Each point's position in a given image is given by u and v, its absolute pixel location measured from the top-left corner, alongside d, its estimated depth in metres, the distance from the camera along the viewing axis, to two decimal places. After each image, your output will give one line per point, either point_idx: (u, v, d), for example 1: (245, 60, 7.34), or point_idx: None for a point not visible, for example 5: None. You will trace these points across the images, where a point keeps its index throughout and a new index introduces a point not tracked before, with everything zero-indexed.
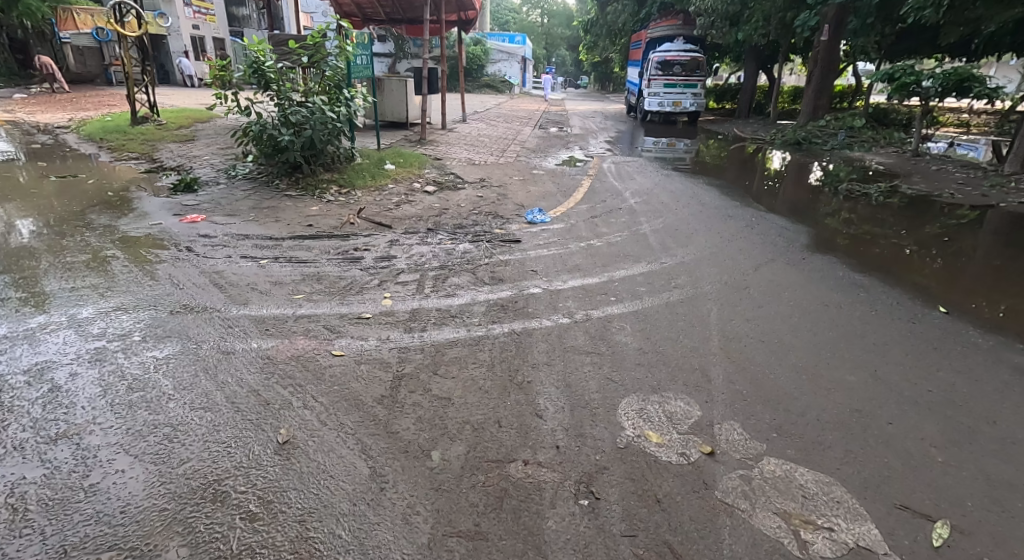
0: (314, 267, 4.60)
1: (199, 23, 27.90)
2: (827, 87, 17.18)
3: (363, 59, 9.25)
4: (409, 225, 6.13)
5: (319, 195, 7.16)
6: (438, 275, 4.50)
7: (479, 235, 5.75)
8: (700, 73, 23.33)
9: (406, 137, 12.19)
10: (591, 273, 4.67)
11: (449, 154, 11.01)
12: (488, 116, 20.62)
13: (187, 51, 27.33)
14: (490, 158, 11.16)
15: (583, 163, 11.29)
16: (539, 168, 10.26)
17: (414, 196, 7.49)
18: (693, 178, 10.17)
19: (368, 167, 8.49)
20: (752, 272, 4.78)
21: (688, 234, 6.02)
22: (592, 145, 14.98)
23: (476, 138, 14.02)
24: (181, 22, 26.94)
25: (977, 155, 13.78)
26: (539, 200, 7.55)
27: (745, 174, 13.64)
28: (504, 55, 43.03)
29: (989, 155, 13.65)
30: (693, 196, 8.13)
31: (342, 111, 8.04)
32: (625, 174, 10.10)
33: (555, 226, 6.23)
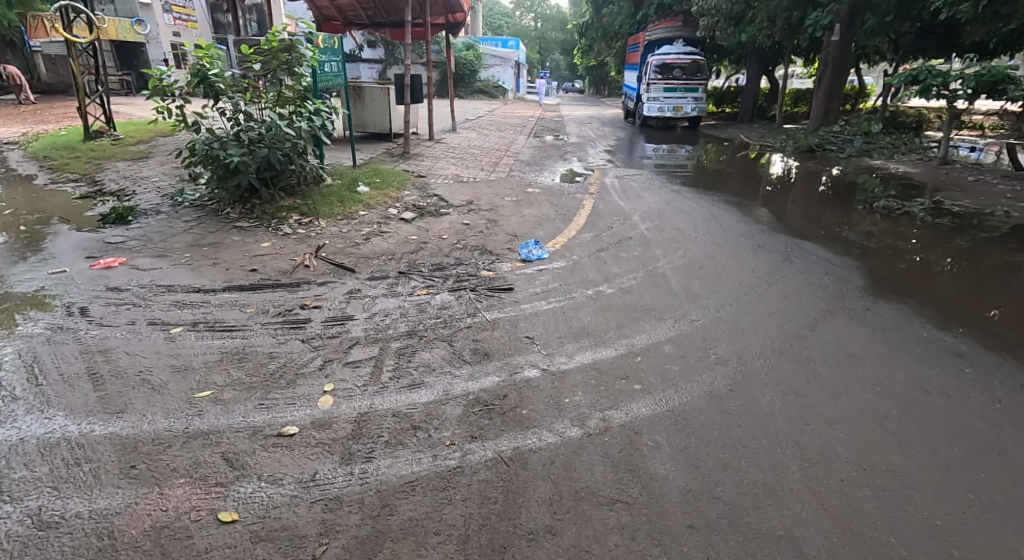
0: (240, 339, 3.52)
1: (180, 30, 26.86)
2: (839, 90, 16.27)
3: (333, 65, 8.13)
4: (377, 266, 5.08)
5: (275, 227, 6.09)
6: (402, 350, 3.43)
7: (461, 282, 4.68)
8: (701, 76, 22.38)
9: (388, 151, 11.11)
10: (604, 340, 3.59)
11: (435, 170, 9.97)
12: (480, 124, 19.58)
13: (167, 60, 26.28)
14: (480, 174, 10.13)
15: (583, 178, 10.25)
16: (534, 185, 9.23)
17: (389, 225, 6.45)
18: (705, 194, 9.14)
19: (336, 191, 7.42)
20: (809, 333, 3.71)
21: (716, 274, 4.94)
22: (591, 156, 13.95)
23: (466, 150, 12.99)
24: (161, 29, 25.91)
25: (978, 156, 13.35)
26: (535, 228, 6.51)
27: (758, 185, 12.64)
28: (498, 59, 42.03)
29: (992, 155, 13.13)
30: (710, 219, 7.09)
31: (304, 125, 6.94)
32: (630, 191, 9.06)
33: (554, 264, 5.15)
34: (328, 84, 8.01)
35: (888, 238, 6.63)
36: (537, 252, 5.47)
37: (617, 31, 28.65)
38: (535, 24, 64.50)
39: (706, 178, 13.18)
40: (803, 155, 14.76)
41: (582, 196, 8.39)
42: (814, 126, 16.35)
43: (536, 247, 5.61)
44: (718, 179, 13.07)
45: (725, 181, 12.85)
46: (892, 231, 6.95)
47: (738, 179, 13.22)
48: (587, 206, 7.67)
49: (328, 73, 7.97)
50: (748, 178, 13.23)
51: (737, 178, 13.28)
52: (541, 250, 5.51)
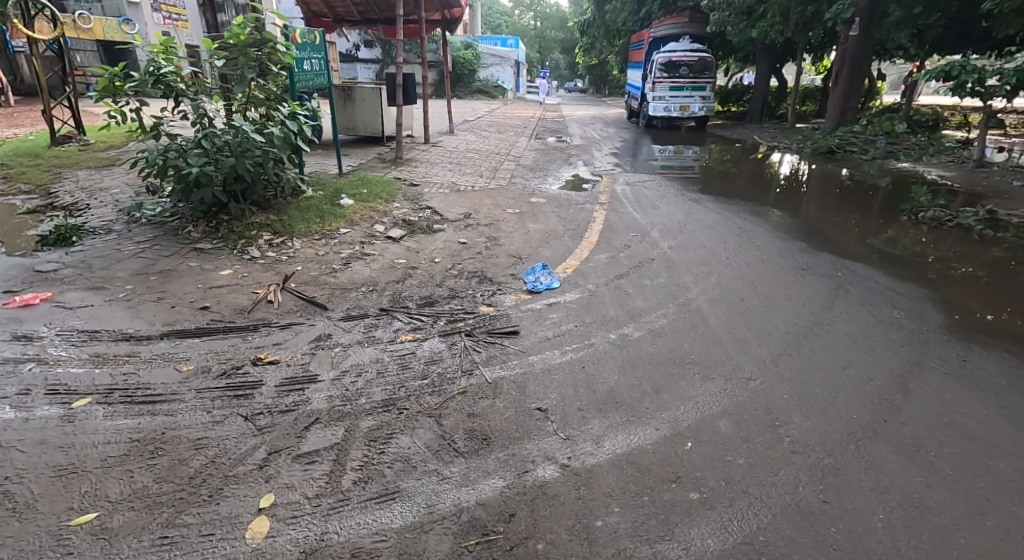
0: (162, 416, 2.68)
1: (170, 30, 26.01)
2: (858, 88, 15.49)
3: (313, 63, 7.26)
4: (357, 299, 4.27)
5: (241, 250, 5.26)
6: (376, 431, 2.63)
7: (454, 322, 3.88)
8: (708, 74, 21.60)
9: (379, 157, 10.30)
10: (640, 416, 2.77)
11: (429, 177, 9.14)
12: (478, 125, 18.74)
13: None
14: (478, 181, 9.30)
15: (590, 185, 9.44)
16: (538, 194, 8.41)
17: (374, 244, 5.63)
18: (727, 203, 8.30)
19: (316, 203, 6.59)
20: (903, 400, 2.89)
21: (763, 310, 4.11)
22: (598, 159, 13.13)
23: (464, 154, 12.18)
24: (149, 29, 25.07)
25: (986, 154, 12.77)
26: (541, 248, 5.69)
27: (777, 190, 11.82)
28: (498, 58, 41.19)
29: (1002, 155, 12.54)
30: (739, 234, 6.27)
31: (277, 130, 6.07)
32: (643, 200, 8.25)
33: (566, 299, 4.32)
34: (308, 84, 7.16)
35: (946, 256, 5.80)
36: (546, 279, 4.69)
37: (620, 29, 27.84)
38: (534, 23, 63.68)
39: (720, 182, 12.35)
40: (821, 157, 13.93)
41: (592, 208, 7.57)
42: (831, 126, 15.62)
43: (546, 274, 4.81)
44: (733, 184, 12.25)
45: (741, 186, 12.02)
46: (947, 246, 6.13)
47: (754, 183, 12.39)
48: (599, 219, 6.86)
49: (308, 71, 7.10)
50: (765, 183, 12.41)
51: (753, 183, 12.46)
52: (549, 278, 4.74)
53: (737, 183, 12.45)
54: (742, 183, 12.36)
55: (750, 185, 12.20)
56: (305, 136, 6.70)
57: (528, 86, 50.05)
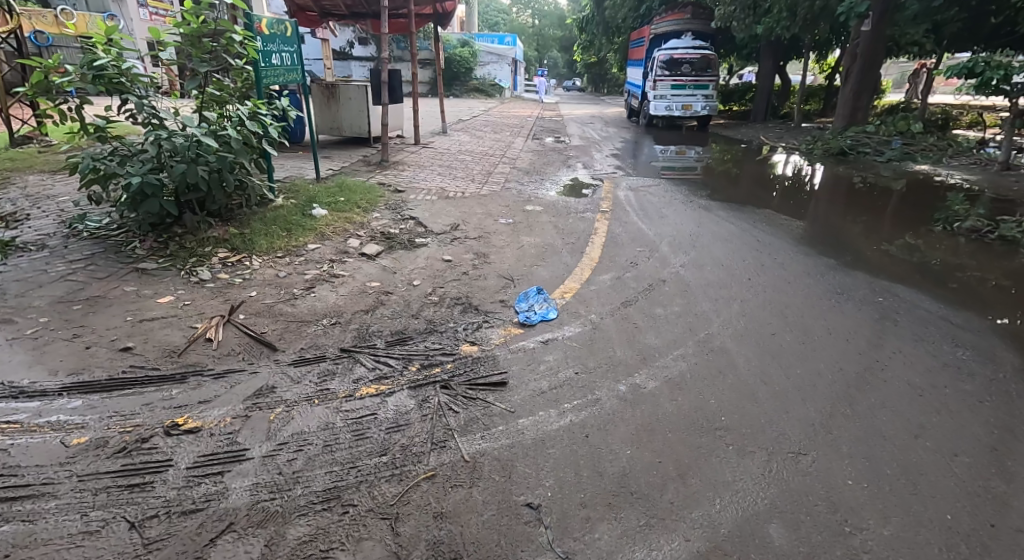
0: (19, 527, 2.00)
1: (156, 26, 25.23)
2: (870, 86, 14.87)
3: (283, 57, 6.48)
4: (316, 335, 3.58)
5: (189, 271, 4.57)
6: (310, 547, 1.97)
7: (429, 369, 3.21)
8: (711, 72, 21.00)
9: (364, 161, 9.60)
10: (666, 518, 2.12)
11: (416, 183, 8.47)
12: (473, 125, 18.05)
13: None
14: (469, 186, 8.63)
15: (590, 190, 8.75)
16: (533, 202, 7.72)
17: (347, 263, 4.95)
18: (739, 211, 7.64)
19: (285, 214, 5.89)
20: (1007, 490, 2.24)
21: (801, 350, 3.44)
22: (598, 161, 12.45)
23: (455, 156, 11.50)
24: (135, 25, 24.30)
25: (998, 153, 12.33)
26: (536, 268, 5.02)
27: (789, 195, 11.16)
28: (494, 56, 40.41)
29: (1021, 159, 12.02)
30: (758, 249, 5.60)
31: (235, 132, 5.30)
32: (648, 208, 7.57)
33: (565, 336, 3.63)
34: (277, 81, 6.38)
35: (995, 276, 5.15)
36: (543, 308, 4.01)
37: (619, 25, 27.16)
38: (531, 21, 62.99)
39: (727, 186, 11.68)
40: (832, 158, 13.28)
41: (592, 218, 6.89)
42: (840, 126, 15.02)
43: (542, 300, 4.14)
44: (740, 187, 11.58)
45: (749, 190, 11.35)
46: (993, 263, 5.47)
47: (763, 186, 11.72)
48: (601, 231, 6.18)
49: (276, 66, 6.32)
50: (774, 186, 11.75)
51: (761, 186, 11.79)
52: (546, 306, 4.06)
53: (745, 186, 11.77)
54: (750, 186, 11.68)
55: (759, 188, 11.53)
56: (270, 138, 5.97)
57: (525, 85, 49.32)
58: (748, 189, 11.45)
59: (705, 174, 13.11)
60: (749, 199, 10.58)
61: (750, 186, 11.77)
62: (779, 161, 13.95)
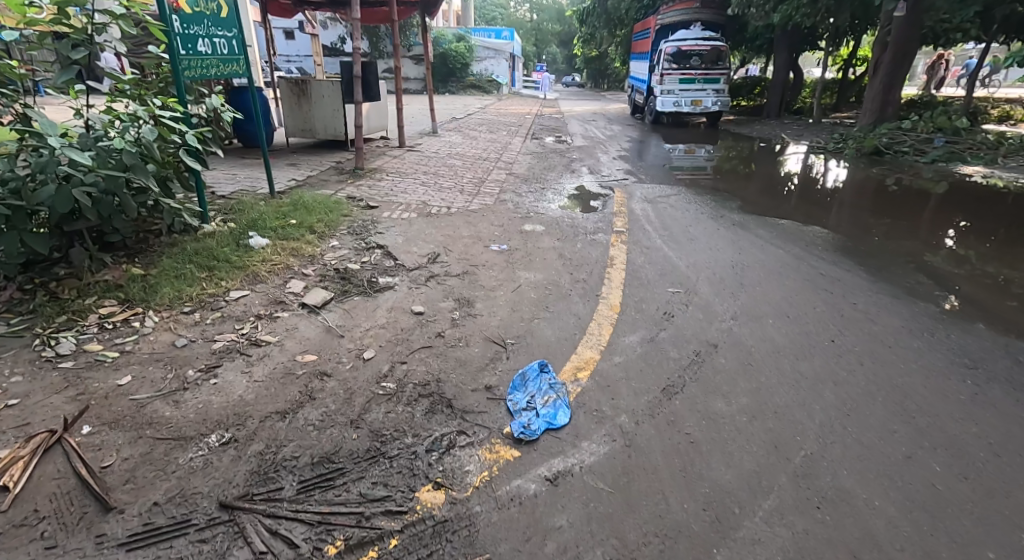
0: None
1: None
2: (901, 78, 13.66)
3: (215, 44, 5.14)
4: (189, 469, 2.25)
5: (45, 341, 3.18)
6: None
7: (360, 550, 1.95)
8: (722, 65, 19.71)
9: (337, 169, 8.32)
10: None
11: (393, 195, 7.20)
12: (467, 124, 16.79)
13: None
14: (456, 198, 7.36)
15: (599, 202, 7.46)
16: (532, 219, 6.44)
17: (280, 318, 3.66)
18: (779, 227, 6.36)
19: (212, 245, 4.55)
20: None
21: (969, 495, 2.17)
22: (605, 165, 11.17)
23: (444, 160, 10.22)
24: None
25: None
26: (537, 324, 3.71)
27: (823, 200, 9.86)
28: (491, 52, 39.01)
29: None
30: (826, 290, 4.30)
31: (127, 144, 3.94)
32: (670, 225, 6.28)
33: (586, 472, 2.31)
34: (205, 74, 5.03)
35: None
36: (547, 404, 2.75)
37: (622, 17, 25.87)
38: (529, 16, 61.72)
39: (751, 191, 10.40)
40: (864, 158, 11.99)
41: (605, 243, 5.59)
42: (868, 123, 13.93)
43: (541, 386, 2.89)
44: (765, 193, 10.32)
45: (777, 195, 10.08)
46: None
47: (792, 191, 10.44)
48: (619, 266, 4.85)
49: (205, 54, 4.97)
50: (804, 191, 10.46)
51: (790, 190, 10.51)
52: (551, 399, 2.80)
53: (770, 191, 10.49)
54: (777, 192, 10.40)
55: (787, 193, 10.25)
56: (190, 148, 4.62)
57: (524, 81, 47.96)
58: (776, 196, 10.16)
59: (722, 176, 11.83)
60: (780, 206, 9.29)
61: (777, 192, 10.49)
62: (789, 157, 13.16)
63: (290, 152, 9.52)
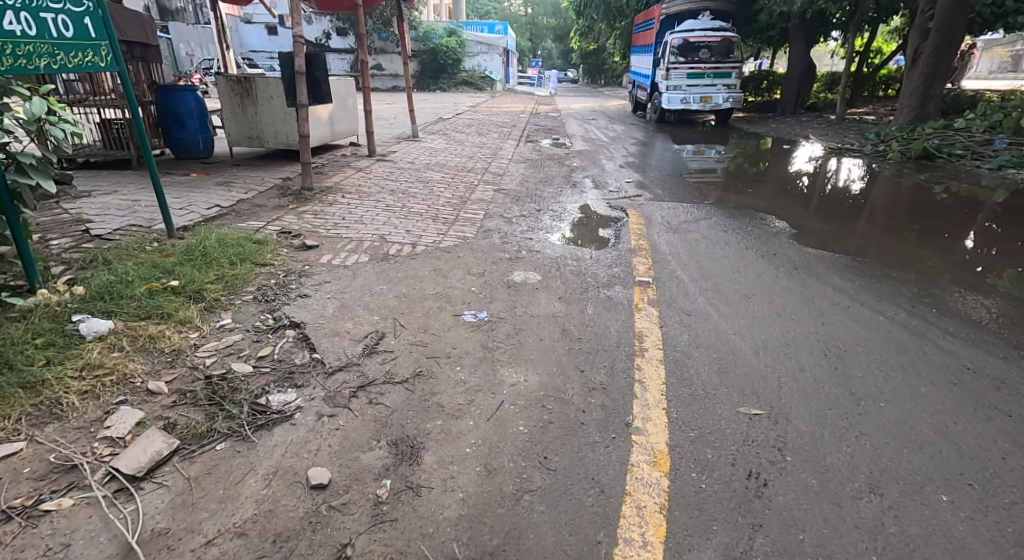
0: None
1: None
2: (945, 70, 12.04)
3: (41, 22, 3.42)
4: None
5: None
6: None
7: None
8: (733, 58, 18.12)
9: (284, 191, 6.70)
10: None
11: (345, 229, 5.59)
12: (454, 126, 15.18)
13: None
14: (424, 230, 5.74)
15: (609, 234, 5.85)
16: (521, 264, 4.84)
17: (51, 515, 1.97)
18: (857, 269, 4.75)
19: (7, 338, 2.82)
20: None
21: None
22: (610, 174, 9.57)
23: (422, 172, 8.60)
24: None
25: None
26: (530, 514, 2.09)
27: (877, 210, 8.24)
28: (484, 47, 36.39)
29: None
30: (998, 410, 2.68)
31: None
32: (708, 270, 4.67)
33: None
34: (21, 67, 3.31)
35: None
36: None
37: (622, 6, 24.23)
38: (524, 10, 60.05)
39: (784, 197, 8.81)
40: (910, 163, 10.40)
41: (623, 307, 3.95)
42: (905, 122, 12.39)
43: None
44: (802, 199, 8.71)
45: (816, 202, 8.48)
46: None
47: (834, 199, 8.82)
48: (656, 362, 3.18)
49: (17, 36, 3.26)
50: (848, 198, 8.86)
51: (830, 197, 8.90)
52: None
53: (807, 197, 8.89)
54: (817, 198, 8.78)
55: (828, 201, 8.64)
56: None
57: (518, 77, 46.21)
58: (817, 203, 8.54)
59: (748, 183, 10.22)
60: (827, 217, 7.66)
61: (816, 198, 8.88)
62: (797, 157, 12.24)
63: (232, 165, 7.89)
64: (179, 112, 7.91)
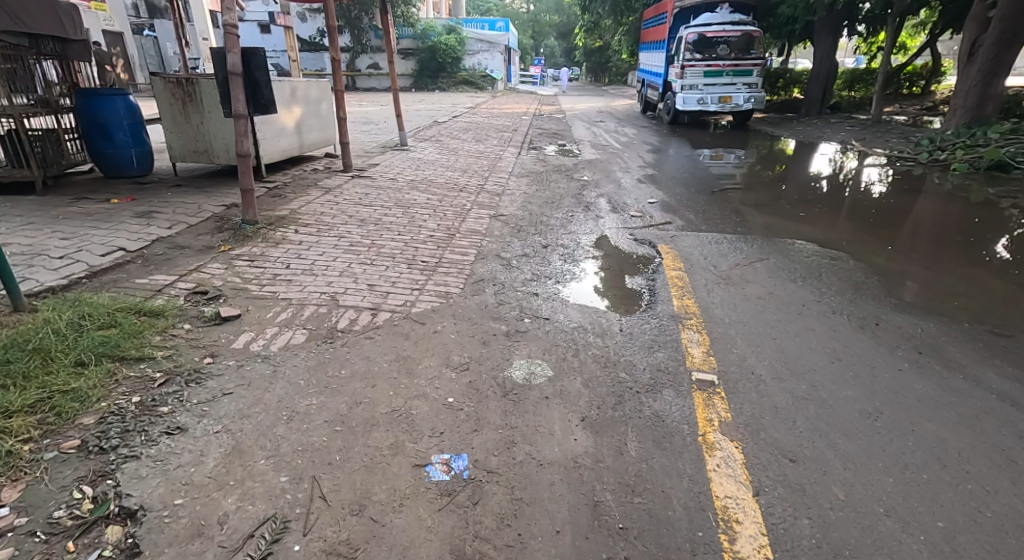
0: None
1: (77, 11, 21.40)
2: (1009, 63, 10.50)
3: None
4: None
5: None
6: None
7: None
8: (754, 53, 16.64)
9: (222, 224, 5.29)
10: None
11: (287, 285, 4.17)
12: (448, 131, 13.71)
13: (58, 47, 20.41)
14: (391, 285, 4.30)
15: (638, 288, 4.43)
16: (520, 348, 3.41)
17: None
18: (1012, 355, 3.27)
19: None
20: None
21: None
22: (628, 191, 8.15)
23: (407, 192, 7.18)
24: None
25: None
26: None
27: (963, 232, 6.76)
28: (485, 44, 34.70)
29: None
30: None
31: None
32: (794, 361, 3.21)
33: None
34: None
35: None
36: None
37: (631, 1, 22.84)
38: (526, 8, 58.57)
39: (839, 214, 7.35)
40: (980, 176, 8.91)
41: (679, 449, 2.50)
42: (961, 125, 10.86)
43: None
44: (861, 217, 7.26)
45: (881, 222, 7.02)
46: None
47: (898, 217, 7.40)
48: None
49: None
50: (915, 215, 7.43)
51: (892, 215, 7.47)
52: None
53: (865, 213, 7.45)
54: (877, 217, 7.34)
55: (893, 221, 7.20)
56: None
57: (520, 76, 44.80)
58: (879, 221, 7.09)
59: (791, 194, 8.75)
60: (903, 241, 6.22)
61: (875, 215, 7.45)
62: (823, 163, 11.16)
63: (169, 187, 6.48)
64: (105, 122, 6.53)
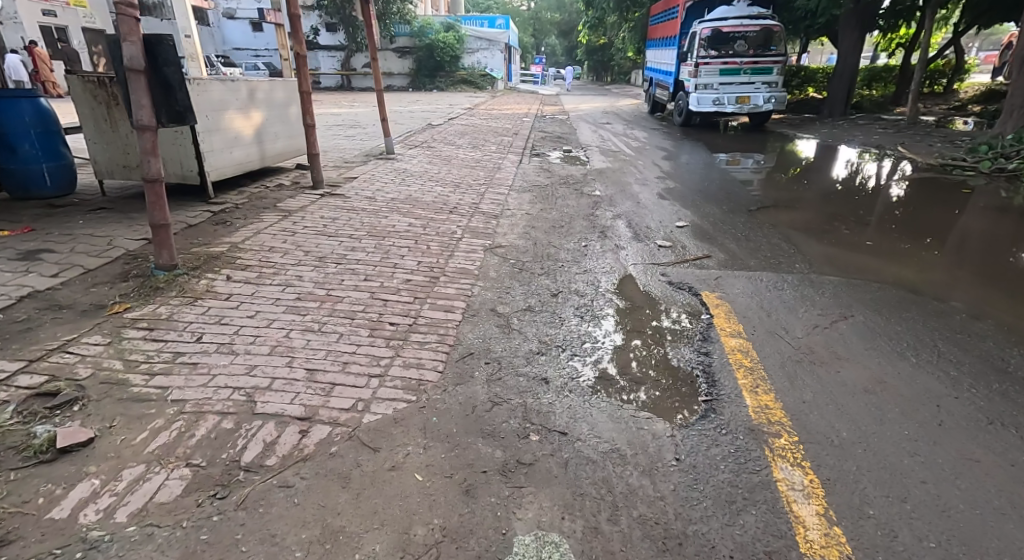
0: None
1: (54, 8, 20.24)
2: None
3: None
4: None
5: None
6: None
7: None
8: (774, 50, 15.36)
9: (131, 269, 4.03)
10: None
11: (189, 372, 2.91)
12: (443, 135, 12.48)
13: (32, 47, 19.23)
14: (342, 373, 3.02)
15: (684, 371, 3.19)
16: (521, 506, 2.16)
17: None
18: None
19: None
20: None
21: None
22: (649, 210, 6.92)
23: (385, 216, 5.93)
24: (22, 5, 19.04)
25: None
26: None
27: None
28: (485, 42, 33.44)
29: None
30: None
31: None
32: (980, 542, 1.94)
33: None
34: None
35: None
36: None
37: None
38: (528, 6, 57.31)
39: (909, 237, 6.06)
40: None
41: None
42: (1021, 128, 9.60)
43: None
44: (943, 240, 5.91)
45: (971, 248, 5.66)
46: None
47: (988, 240, 6.03)
48: None
49: None
50: (1004, 238, 6.10)
51: (980, 238, 6.10)
52: None
53: (948, 236, 6.07)
54: (964, 241, 5.97)
55: (984, 246, 5.84)
56: None
57: (520, 74, 43.57)
58: (968, 247, 5.74)
59: (840, 207, 7.45)
60: (1015, 276, 4.86)
61: (961, 238, 6.07)
62: (865, 170, 9.87)
63: (87, 212, 5.24)
64: (5, 131, 5.26)
